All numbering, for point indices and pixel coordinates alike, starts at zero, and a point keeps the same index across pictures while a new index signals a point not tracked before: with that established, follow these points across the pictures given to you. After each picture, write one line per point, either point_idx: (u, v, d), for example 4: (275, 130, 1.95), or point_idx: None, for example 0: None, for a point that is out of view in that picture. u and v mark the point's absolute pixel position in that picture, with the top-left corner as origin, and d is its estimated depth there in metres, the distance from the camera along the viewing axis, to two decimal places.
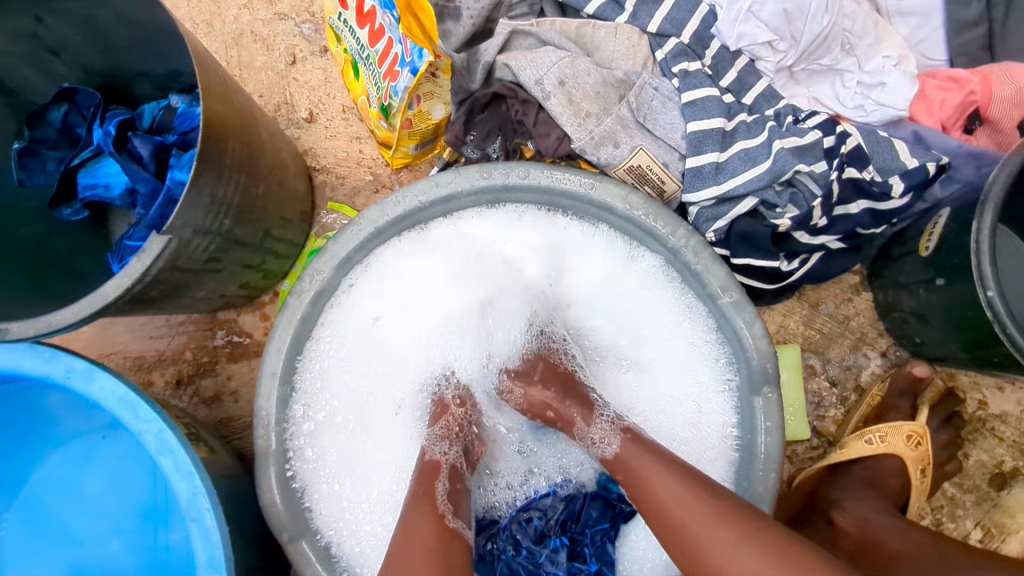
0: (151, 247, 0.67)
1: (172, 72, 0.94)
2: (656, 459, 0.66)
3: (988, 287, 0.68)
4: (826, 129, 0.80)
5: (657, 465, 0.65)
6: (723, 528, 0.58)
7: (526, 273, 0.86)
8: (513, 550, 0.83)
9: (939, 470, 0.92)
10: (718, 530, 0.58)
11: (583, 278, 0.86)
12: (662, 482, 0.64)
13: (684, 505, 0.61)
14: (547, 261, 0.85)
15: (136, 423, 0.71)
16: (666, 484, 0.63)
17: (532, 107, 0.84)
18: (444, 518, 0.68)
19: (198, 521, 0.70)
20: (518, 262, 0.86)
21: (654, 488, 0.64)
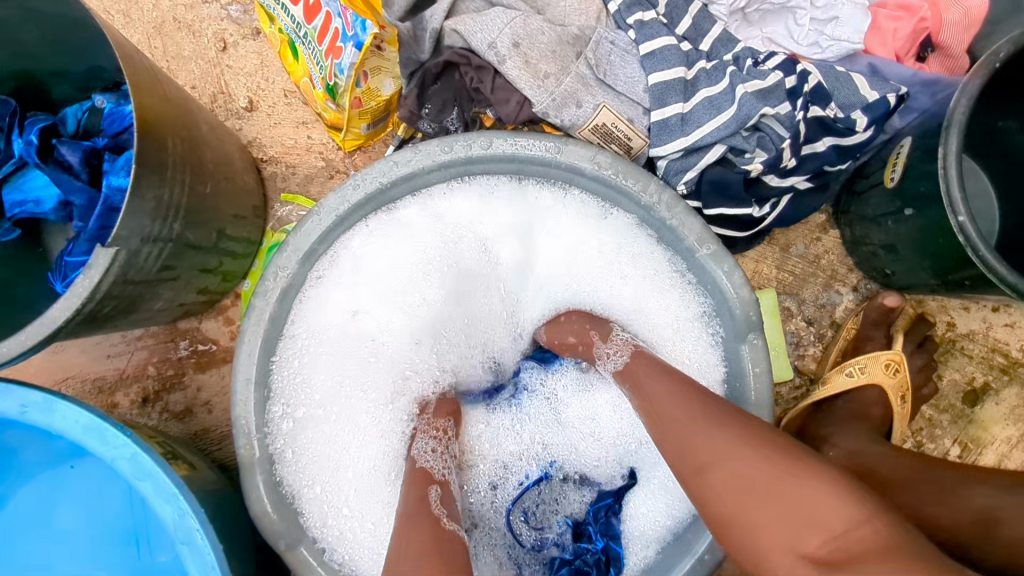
0: (98, 262, 0.62)
1: (94, 69, 0.88)
2: (662, 371, 0.68)
3: (958, 213, 0.69)
4: (787, 69, 0.79)
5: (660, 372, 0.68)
6: (702, 424, 0.59)
7: (498, 245, 0.85)
8: (518, 542, 0.81)
9: (917, 394, 0.95)
10: (697, 417, 0.60)
11: (556, 247, 0.85)
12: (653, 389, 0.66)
13: (673, 406, 0.62)
14: (520, 232, 0.84)
15: (105, 451, 0.66)
16: (671, 393, 0.64)
17: (487, 73, 0.80)
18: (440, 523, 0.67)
19: (190, 543, 0.66)
20: (489, 236, 0.85)
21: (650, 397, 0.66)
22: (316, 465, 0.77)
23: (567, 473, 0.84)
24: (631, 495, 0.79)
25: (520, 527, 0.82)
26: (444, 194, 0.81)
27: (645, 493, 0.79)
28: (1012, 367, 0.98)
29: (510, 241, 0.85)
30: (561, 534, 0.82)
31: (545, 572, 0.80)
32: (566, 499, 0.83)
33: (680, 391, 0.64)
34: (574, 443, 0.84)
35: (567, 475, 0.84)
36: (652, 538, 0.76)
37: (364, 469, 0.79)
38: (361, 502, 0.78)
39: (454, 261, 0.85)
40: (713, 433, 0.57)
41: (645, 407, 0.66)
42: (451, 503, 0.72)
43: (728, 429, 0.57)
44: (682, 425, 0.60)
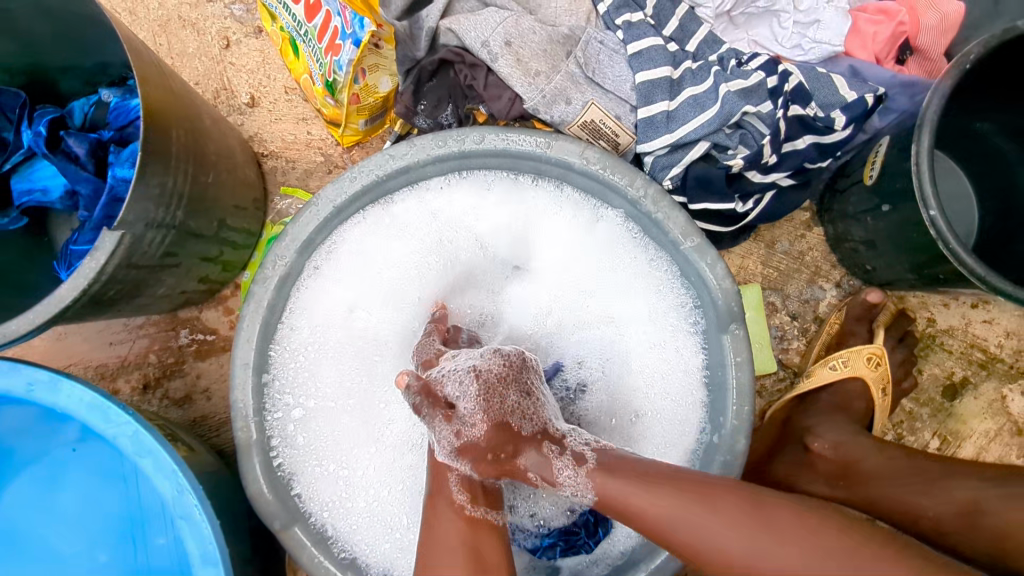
0: (104, 245, 0.64)
1: (101, 64, 0.91)
2: (642, 483, 0.59)
3: (929, 207, 0.72)
4: (769, 69, 0.82)
5: (642, 489, 0.59)
6: (702, 530, 0.55)
7: (495, 241, 0.89)
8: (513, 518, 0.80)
9: (897, 388, 0.97)
10: (721, 533, 0.55)
11: (552, 244, 0.89)
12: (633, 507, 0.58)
13: (685, 519, 0.56)
14: (517, 230, 0.89)
15: (108, 428, 0.69)
16: (654, 505, 0.57)
17: (481, 70, 0.83)
18: (461, 509, 0.64)
19: (188, 518, 0.69)
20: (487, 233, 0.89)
21: (636, 510, 0.58)
22: (313, 451, 0.80)
23: None
24: None
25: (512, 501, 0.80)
26: (440, 188, 0.85)
27: None
28: (991, 362, 1.00)
29: (508, 235, 0.89)
30: (553, 511, 0.80)
31: (535, 537, 0.80)
32: None
33: (663, 506, 0.57)
34: None
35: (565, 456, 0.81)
36: None
37: (361, 457, 0.82)
38: (359, 487, 0.80)
39: (453, 256, 0.89)
40: (718, 533, 0.55)
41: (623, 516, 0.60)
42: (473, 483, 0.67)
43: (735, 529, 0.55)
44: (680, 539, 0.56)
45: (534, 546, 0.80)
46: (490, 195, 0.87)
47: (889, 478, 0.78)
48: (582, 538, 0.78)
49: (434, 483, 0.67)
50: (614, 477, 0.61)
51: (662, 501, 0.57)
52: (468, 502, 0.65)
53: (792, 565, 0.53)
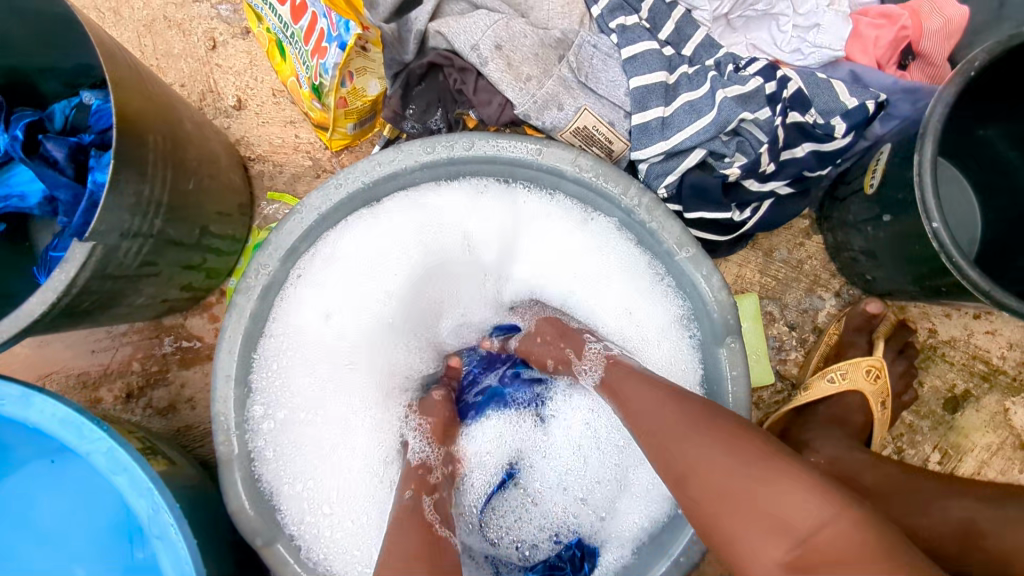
0: (75, 257, 0.62)
1: (82, 65, 0.88)
2: (639, 376, 0.68)
3: (932, 219, 0.69)
4: (767, 75, 0.79)
5: (637, 381, 0.67)
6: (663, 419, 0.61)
7: (484, 247, 0.88)
8: (493, 547, 0.82)
9: (898, 401, 0.94)
10: (670, 424, 0.60)
11: (540, 252, 0.88)
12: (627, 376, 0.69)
13: (650, 408, 0.63)
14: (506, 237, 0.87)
15: (82, 444, 0.67)
16: (637, 393, 0.66)
17: (471, 74, 0.81)
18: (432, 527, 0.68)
19: (164, 538, 0.66)
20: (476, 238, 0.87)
21: (627, 406, 0.66)
22: (293, 462, 0.79)
23: (541, 474, 0.84)
24: (616, 506, 0.79)
25: (491, 528, 0.83)
26: (430, 193, 0.83)
27: (627, 498, 0.78)
28: (993, 374, 0.98)
29: (497, 240, 0.87)
30: (541, 543, 0.81)
31: (520, 572, 0.81)
32: (540, 495, 0.83)
33: (643, 397, 0.65)
34: (575, 457, 0.82)
35: (557, 489, 0.82)
36: (628, 538, 0.76)
37: (337, 467, 0.81)
38: (335, 498, 0.80)
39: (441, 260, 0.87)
40: (672, 427, 0.60)
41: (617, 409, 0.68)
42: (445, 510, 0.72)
43: (685, 422, 0.59)
44: (644, 428, 0.62)
45: None
46: (481, 200, 0.84)
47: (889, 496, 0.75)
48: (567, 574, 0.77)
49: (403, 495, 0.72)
50: (620, 367, 0.71)
51: (642, 391, 0.65)
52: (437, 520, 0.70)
53: (732, 478, 0.53)
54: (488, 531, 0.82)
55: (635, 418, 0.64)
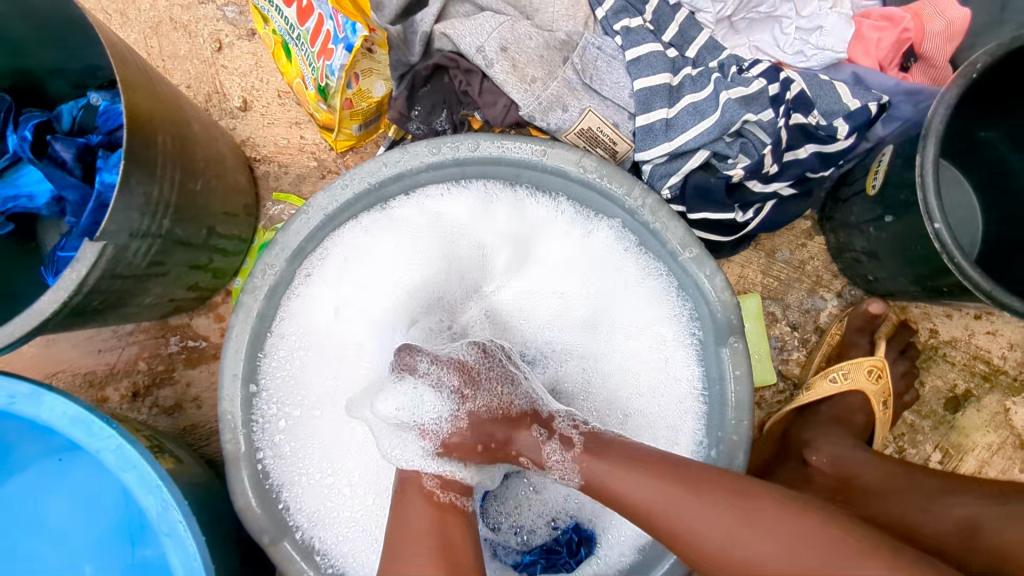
0: (86, 256, 0.62)
1: (90, 67, 0.89)
2: (628, 464, 0.63)
3: (934, 220, 0.70)
4: (770, 77, 0.80)
5: (632, 470, 0.62)
6: (690, 513, 0.57)
7: (493, 250, 0.89)
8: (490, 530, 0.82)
9: (898, 401, 0.94)
10: (705, 521, 0.57)
11: (548, 255, 0.89)
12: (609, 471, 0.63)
13: (668, 502, 0.58)
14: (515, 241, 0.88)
15: (91, 442, 0.67)
16: (637, 487, 0.60)
17: (476, 76, 0.81)
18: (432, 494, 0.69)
19: (173, 535, 0.67)
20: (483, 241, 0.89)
21: (630, 503, 0.60)
22: (301, 459, 0.81)
23: None
24: None
25: (489, 512, 0.83)
26: (439, 196, 0.84)
27: None
28: (994, 374, 0.99)
29: (506, 243, 0.88)
30: (539, 526, 0.82)
31: (517, 554, 0.81)
32: (539, 477, 0.83)
33: (649, 492, 0.59)
34: None
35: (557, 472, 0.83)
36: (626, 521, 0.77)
37: (345, 463, 0.82)
38: (343, 493, 0.81)
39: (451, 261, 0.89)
40: (704, 524, 0.57)
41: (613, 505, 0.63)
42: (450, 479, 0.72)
43: (722, 519, 0.56)
44: (666, 530, 0.58)
45: (516, 562, 0.81)
46: (487, 202, 0.85)
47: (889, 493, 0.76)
48: (563, 558, 0.78)
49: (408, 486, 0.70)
50: (605, 466, 0.64)
51: (642, 482, 0.60)
52: (437, 487, 0.70)
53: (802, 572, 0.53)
54: (486, 516, 0.83)
55: (644, 520, 0.59)
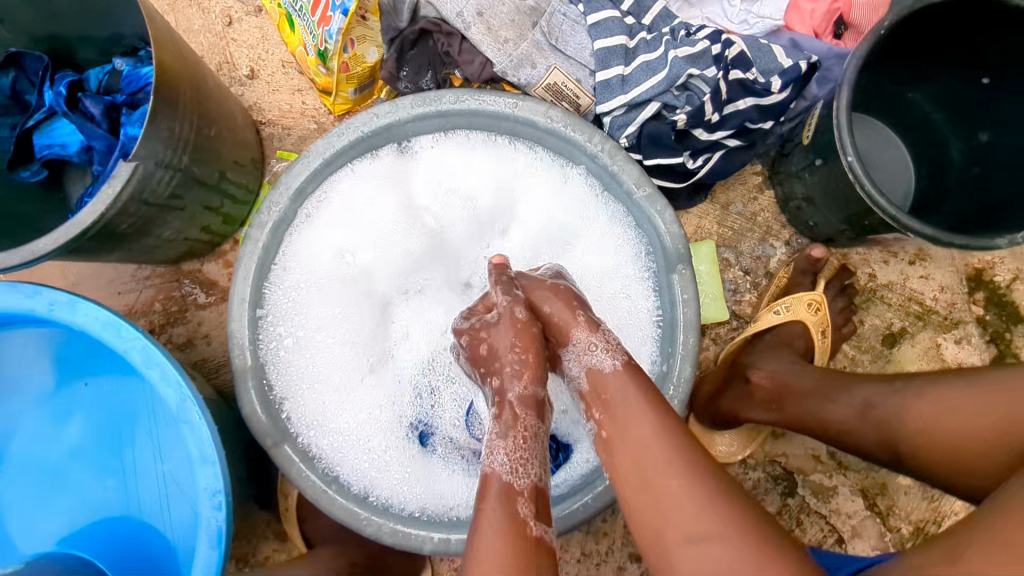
0: (120, 174, 0.73)
1: (115, 35, 1.00)
2: (641, 400, 0.65)
3: (848, 154, 0.82)
4: (714, 39, 0.90)
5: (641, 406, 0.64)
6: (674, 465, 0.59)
7: (481, 198, 1.00)
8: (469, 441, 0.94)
9: (837, 332, 1.06)
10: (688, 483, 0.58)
11: (530, 204, 1.00)
12: (666, 458, 0.60)
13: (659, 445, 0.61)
14: (500, 189, 1.00)
15: (120, 343, 0.78)
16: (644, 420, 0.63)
17: (456, 38, 0.92)
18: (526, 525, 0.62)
19: (190, 423, 0.78)
20: (471, 190, 1.00)
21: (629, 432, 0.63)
22: (301, 377, 0.91)
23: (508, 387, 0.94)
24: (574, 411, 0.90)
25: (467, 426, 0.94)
26: (430, 146, 0.97)
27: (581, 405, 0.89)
28: (927, 314, 1.10)
29: (492, 191, 1.00)
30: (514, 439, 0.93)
31: None
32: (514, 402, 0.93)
33: (653, 429, 0.62)
34: None
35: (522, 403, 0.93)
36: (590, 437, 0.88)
37: (343, 382, 0.93)
38: (339, 409, 0.92)
39: (442, 209, 1.00)
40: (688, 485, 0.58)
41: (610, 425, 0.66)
42: (537, 499, 0.65)
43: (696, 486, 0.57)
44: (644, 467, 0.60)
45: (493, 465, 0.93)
46: (474, 155, 0.97)
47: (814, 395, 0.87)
48: None
49: (484, 500, 0.65)
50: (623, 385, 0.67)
51: (647, 418, 0.63)
52: (531, 516, 0.63)
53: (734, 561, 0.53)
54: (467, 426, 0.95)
55: (636, 452, 0.62)
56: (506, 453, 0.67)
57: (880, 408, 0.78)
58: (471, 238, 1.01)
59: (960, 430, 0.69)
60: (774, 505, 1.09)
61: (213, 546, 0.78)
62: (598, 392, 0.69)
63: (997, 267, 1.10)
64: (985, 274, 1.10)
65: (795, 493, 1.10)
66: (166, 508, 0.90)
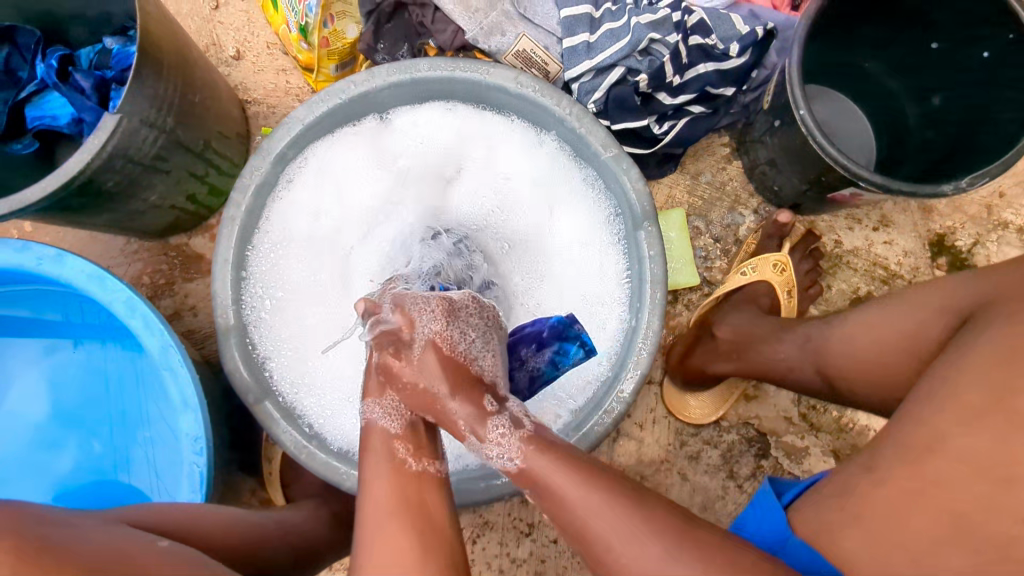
0: (106, 125, 0.78)
1: (105, 14, 1.04)
2: (569, 468, 0.61)
3: (800, 108, 0.87)
4: (674, 6, 0.95)
5: (570, 479, 0.61)
6: (626, 548, 0.57)
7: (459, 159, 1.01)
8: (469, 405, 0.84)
9: (804, 293, 1.10)
10: (647, 548, 0.56)
11: (508, 164, 1.01)
12: (613, 532, 0.58)
13: (606, 521, 0.58)
14: (478, 150, 1.01)
15: (105, 294, 0.81)
16: (584, 498, 0.59)
17: (429, 9, 0.98)
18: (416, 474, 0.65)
19: (171, 371, 0.81)
20: (450, 151, 1.01)
21: (563, 505, 0.60)
22: (280, 337, 0.93)
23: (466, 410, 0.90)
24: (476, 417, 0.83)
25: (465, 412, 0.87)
26: (409, 113, 0.98)
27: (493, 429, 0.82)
28: (892, 278, 1.13)
29: (470, 151, 1.01)
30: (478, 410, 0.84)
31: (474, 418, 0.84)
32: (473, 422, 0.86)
33: (589, 508, 0.59)
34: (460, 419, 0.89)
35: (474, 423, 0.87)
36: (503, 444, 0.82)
37: (324, 338, 0.96)
38: (322, 364, 0.94)
39: (421, 169, 1.02)
40: (652, 566, 0.56)
41: (550, 504, 0.62)
42: (423, 438, 0.68)
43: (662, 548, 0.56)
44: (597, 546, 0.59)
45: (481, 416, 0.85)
46: (453, 120, 0.99)
47: (770, 340, 0.93)
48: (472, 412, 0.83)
49: (368, 447, 0.67)
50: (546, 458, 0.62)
51: (574, 494, 0.60)
52: (410, 454, 0.66)
53: None
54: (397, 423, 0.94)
55: (582, 535, 0.59)
56: (380, 405, 0.69)
57: (833, 350, 0.82)
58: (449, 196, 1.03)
59: (898, 354, 0.73)
60: (748, 466, 1.11)
61: (196, 488, 0.81)
62: (525, 471, 0.64)
63: (958, 232, 1.14)
64: (947, 239, 1.14)
65: (769, 455, 1.11)
66: (147, 469, 0.93)
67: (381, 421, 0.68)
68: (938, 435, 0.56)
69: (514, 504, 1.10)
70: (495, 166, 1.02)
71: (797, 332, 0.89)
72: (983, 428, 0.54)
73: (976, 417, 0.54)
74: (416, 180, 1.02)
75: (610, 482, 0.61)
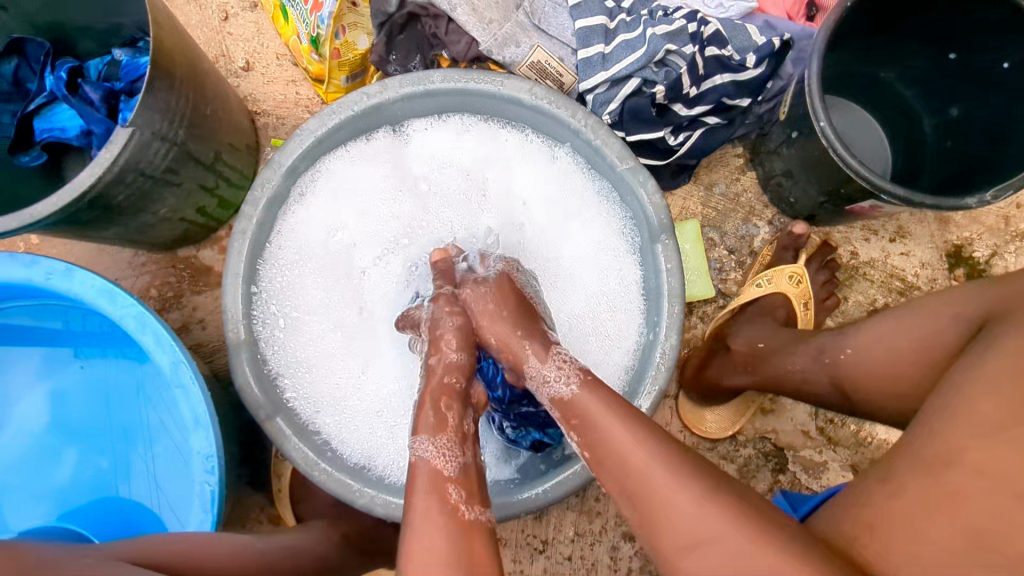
0: (118, 139, 0.77)
1: (114, 26, 1.03)
2: (615, 412, 0.63)
3: (820, 119, 0.85)
4: (690, 18, 0.94)
5: (618, 416, 0.62)
6: (660, 475, 0.57)
7: (473, 172, 1.00)
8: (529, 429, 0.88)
9: (820, 305, 1.08)
10: (682, 490, 0.55)
11: (522, 177, 1.00)
12: (649, 464, 0.58)
13: (644, 456, 0.58)
14: (491, 163, 1.00)
15: (115, 309, 0.79)
16: (622, 435, 0.60)
17: (443, 20, 0.97)
18: (456, 509, 0.62)
19: (183, 388, 0.79)
20: (463, 164, 1.00)
21: (605, 444, 0.61)
22: (292, 354, 0.91)
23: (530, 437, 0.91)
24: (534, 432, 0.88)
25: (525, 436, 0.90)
26: (422, 127, 0.97)
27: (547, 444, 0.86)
28: (909, 290, 1.12)
29: (483, 164, 1.00)
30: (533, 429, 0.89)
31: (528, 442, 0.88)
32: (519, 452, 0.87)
33: (625, 444, 0.60)
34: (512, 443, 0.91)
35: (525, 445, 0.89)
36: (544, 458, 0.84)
37: (337, 356, 0.94)
38: (335, 383, 0.92)
39: (434, 182, 1.00)
40: (690, 514, 0.54)
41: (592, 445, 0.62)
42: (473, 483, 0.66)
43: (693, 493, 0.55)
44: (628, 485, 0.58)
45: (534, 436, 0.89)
46: (466, 133, 0.98)
47: (784, 351, 0.91)
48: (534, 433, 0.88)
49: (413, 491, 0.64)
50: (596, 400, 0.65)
51: (619, 432, 0.61)
52: (463, 500, 0.63)
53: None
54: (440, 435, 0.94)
55: (619, 473, 0.59)
56: (431, 441, 0.67)
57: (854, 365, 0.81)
58: (462, 210, 1.01)
59: (916, 368, 0.71)
60: (765, 481, 1.09)
61: (207, 509, 0.79)
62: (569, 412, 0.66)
63: (975, 243, 1.13)
64: (964, 251, 1.12)
65: (786, 469, 1.10)
66: (156, 488, 0.91)
67: (428, 458, 0.66)
68: (951, 448, 0.53)
69: (527, 521, 1.08)
70: (509, 179, 1.00)
71: (814, 344, 0.87)
72: (1006, 442, 0.51)
73: (1001, 430, 0.51)
74: (429, 195, 1.00)
75: (652, 425, 0.62)
